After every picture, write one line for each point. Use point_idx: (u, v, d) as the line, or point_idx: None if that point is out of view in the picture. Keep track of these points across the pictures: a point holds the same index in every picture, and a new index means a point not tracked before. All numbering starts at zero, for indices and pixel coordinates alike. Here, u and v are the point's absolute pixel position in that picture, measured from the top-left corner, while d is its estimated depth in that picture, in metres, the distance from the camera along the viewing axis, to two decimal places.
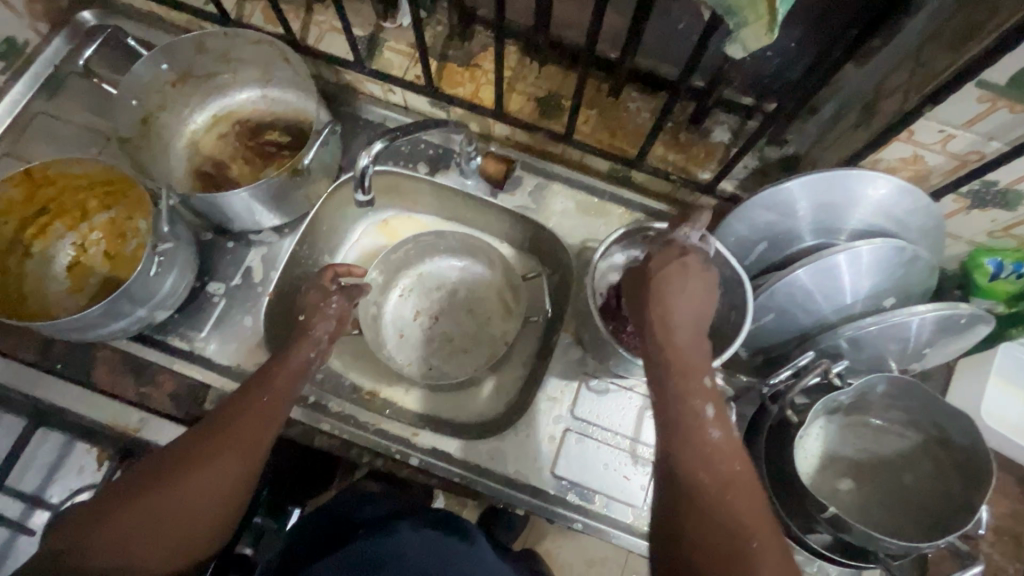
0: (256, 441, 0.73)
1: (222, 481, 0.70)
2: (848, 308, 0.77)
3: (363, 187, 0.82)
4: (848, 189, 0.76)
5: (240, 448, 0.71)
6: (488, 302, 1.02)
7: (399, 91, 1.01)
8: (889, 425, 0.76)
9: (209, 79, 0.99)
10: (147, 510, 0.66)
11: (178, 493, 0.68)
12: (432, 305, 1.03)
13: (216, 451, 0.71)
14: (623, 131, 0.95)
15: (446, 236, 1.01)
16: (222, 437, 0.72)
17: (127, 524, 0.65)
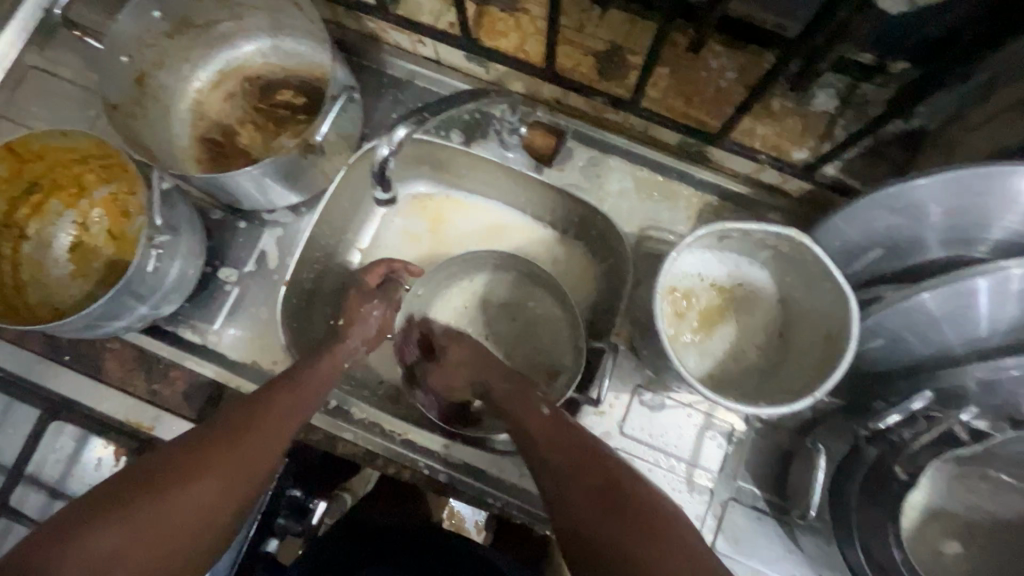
0: (264, 454, 0.64)
1: (221, 500, 0.59)
2: (983, 340, 0.61)
3: (383, 180, 0.71)
4: (997, 190, 0.58)
5: (245, 460, 0.62)
6: (546, 333, 0.89)
7: (430, 42, 0.84)
8: (1017, 483, 0.63)
9: (212, 28, 0.85)
10: (132, 527, 0.53)
11: (171, 508, 0.56)
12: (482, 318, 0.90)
13: (219, 460, 0.60)
14: (701, 98, 0.78)
15: (516, 260, 0.86)
16: (228, 445, 0.62)
17: (105, 543, 0.52)
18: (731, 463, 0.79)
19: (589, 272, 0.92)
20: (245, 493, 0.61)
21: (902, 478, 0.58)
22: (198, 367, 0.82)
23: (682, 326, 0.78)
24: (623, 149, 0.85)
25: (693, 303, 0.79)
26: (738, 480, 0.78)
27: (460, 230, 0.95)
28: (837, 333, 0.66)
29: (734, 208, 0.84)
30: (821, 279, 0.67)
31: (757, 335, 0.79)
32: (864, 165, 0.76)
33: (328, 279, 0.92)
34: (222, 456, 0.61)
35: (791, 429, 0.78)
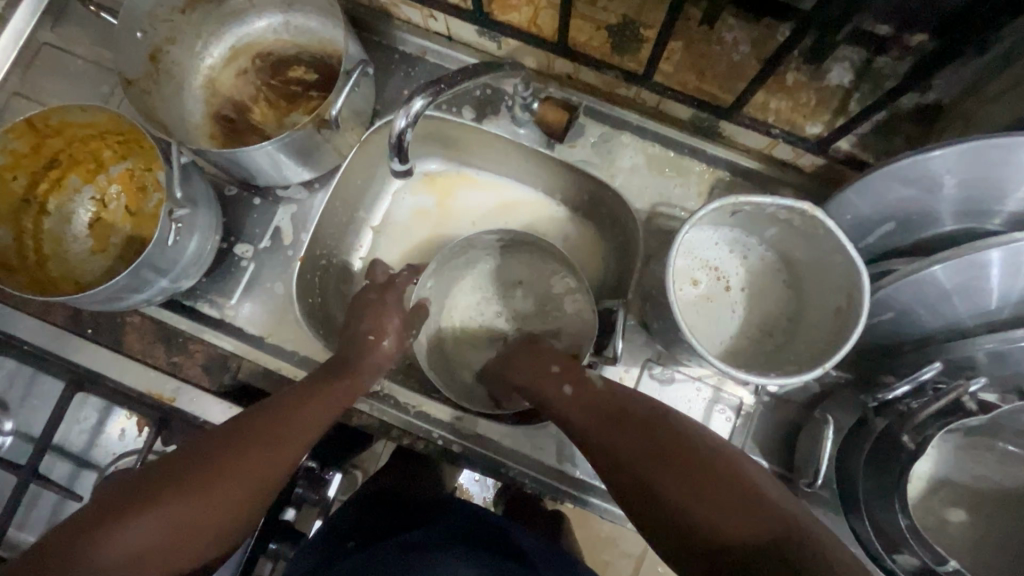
0: (289, 455, 0.64)
1: (245, 498, 0.60)
2: (994, 312, 0.62)
3: (400, 155, 0.72)
4: (1013, 161, 0.58)
5: (271, 466, 0.62)
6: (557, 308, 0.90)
7: (441, 17, 0.84)
8: (1022, 453, 0.64)
9: (224, 3, 0.85)
10: (162, 518, 0.55)
11: (199, 505, 0.57)
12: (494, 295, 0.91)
13: (244, 463, 0.60)
14: (714, 72, 0.77)
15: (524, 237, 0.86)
16: (255, 444, 0.62)
17: (137, 532, 0.54)
18: (739, 436, 0.80)
19: (599, 248, 0.93)
20: (266, 489, 0.62)
21: (909, 447, 0.59)
22: (216, 341, 0.84)
23: (692, 305, 0.79)
24: (635, 124, 0.86)
25: (702, 277, 0.80)
26: (745, 453, 0.80)
27: (472, 208, 0.95)
28: (849, 307, 0.66)
29: (746, 185, 0.84)
30: (832, 254, 0.68)
31: (769, 310, 0.79)
32: (880, 139, 0.76)
33: (341, 257, 0.93)
34: (249, 460, 0.61)
35: (800, 403, 0.80)
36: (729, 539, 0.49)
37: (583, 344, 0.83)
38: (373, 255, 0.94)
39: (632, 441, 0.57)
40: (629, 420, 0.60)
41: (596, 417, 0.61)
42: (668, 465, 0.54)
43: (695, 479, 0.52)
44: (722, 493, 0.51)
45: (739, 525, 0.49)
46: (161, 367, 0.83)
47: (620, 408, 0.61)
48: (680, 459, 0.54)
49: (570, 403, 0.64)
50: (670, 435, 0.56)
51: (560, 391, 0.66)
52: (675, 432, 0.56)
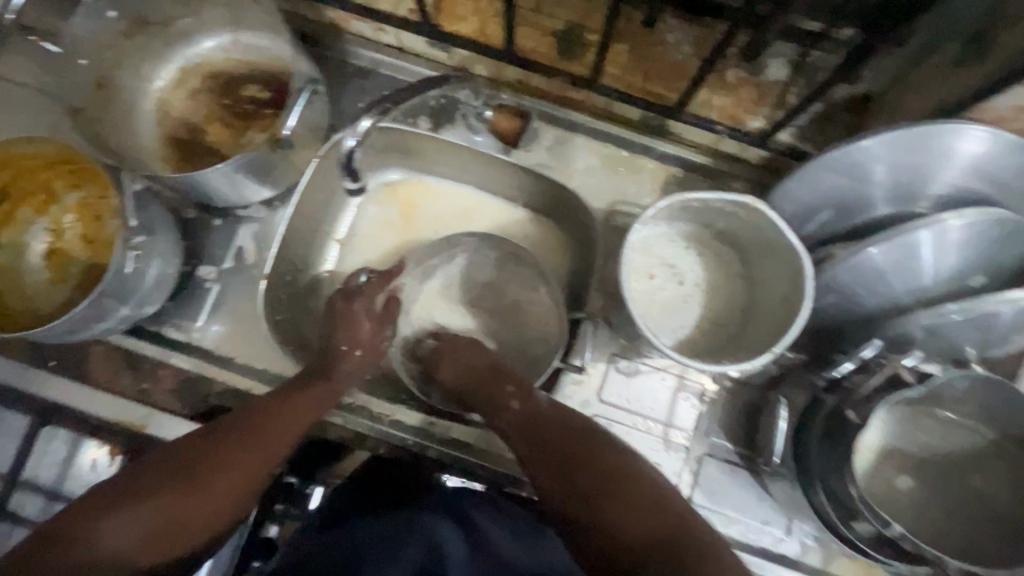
0: (275, 454, 0.67)
1: (228, 497, 0.62)
2: (925, 289, 0.65)
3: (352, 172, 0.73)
4: (932, 148, 0.62)
5: (257, 459, 0.65)
6: (524, 309, 0.92)
7: (391, 30, 0.85)
8: (961, 419, 0.68)
9: (169, 25, 0.84)
10: (156, 505, 0.58)
11: (188, 496, 0.60)
12: (463, 299, 0.93)
13: (231, 460, 0.64)
14: (658, 73, 0.80)
15: (497, 240, 0.89)
16: (241, 446, 0.65)
17: (124, 525, 0.56)
18: (704, 421, 0.83)
19: (562, 248, 0.95)
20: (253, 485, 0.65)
21: (855, 421, 0.63)
22: (184, 364, 0.84)
23: (652, 299, 0.82)
24: (587, 126, 0.88)
25: (658, 271, 0.82)
26: (711, 437, 0.83)
27: (433, 216, 0.97)
28: (794, 292, 0.70)
29: (697, 178, 0.87)
30: (777, 244, 0.71)
31: (725, 299, 0.82)
32: (818, 130, 0.79)
33: (307, 271, 0.93)
34: (237, 455, 0.64)
35: (759, 386, 0.83)
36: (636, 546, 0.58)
37: (553, 344, 0.86)
38: (339, 269, 0.95)
39: (569, 462, 0.64)
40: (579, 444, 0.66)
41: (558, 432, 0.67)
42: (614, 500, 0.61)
43: (625, 506, 0.60)
44: (642, 519, 0.59)
45: (643, 531, 0.59)
46: (130, 394, 0.83)
47: (571, 434, 0.66)
48: (617, 494, 0.61)
49: (520, 427, 0.69)
50: (603, 459, 0.64)
51: (524, 403, 0.70)
52: (616, 468, 0.63)
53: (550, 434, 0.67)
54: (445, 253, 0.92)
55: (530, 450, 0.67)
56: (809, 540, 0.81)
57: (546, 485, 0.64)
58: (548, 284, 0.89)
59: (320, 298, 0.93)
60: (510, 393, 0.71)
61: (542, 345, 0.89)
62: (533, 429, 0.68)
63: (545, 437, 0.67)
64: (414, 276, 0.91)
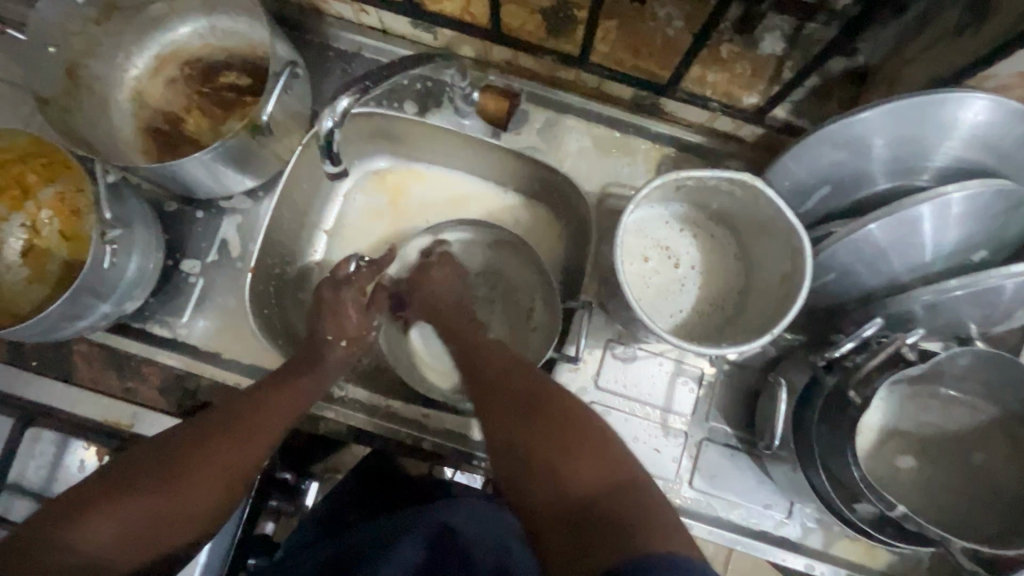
0: (262, 448, 0.66)
1: (216, 493, 0.62)
2: (926, 266, 0.64)
3: (332, 156, 0.70)
4: (934, 118, 0.60)
5: (246, 453, 0.65)
6: (518, 296, 0.90)
7: (373, 11, 0.82)
8: (963, 397, 0.66)
9: (141, 11, 0.81)
10: (142, 504, 0.57)
11: (176, 494, 0.59)
12: None
13: (219, 455, 0.63)
14: (649, 49, 0.78)
15: (489, 225, 0.86)
16: (229, 441, 0.64)
17: (110, 525, 0.55)
18: (702, 406, 0.82)
19: (555, 233, 0.94)
20: (241, 480, 0.64)
21: (856, 402, 0.62)
22: (171, 361, 0.81)
23: (647, 283, 0.80)
24: (578, 107, 0.86)
25: (653, 254, 0.80)
26: (710, 421, 0.82)
27: (421, 203, 0.94)
28: (792, 271, 0.68)
29: (692, 158, 0.85)
30: (774, 222, 0.70)
31: (722, 281, 0.81)
32: (814, 105, 0.77)
33: (295, 263, 0.91)
34: (225, 450, 0.63)
35: (758, 368, 0.82)
36: (568, 498, 0.52)
37: (548, 331, 0.84)
38: (327, 259, 0.93)
39: (517, 399, 0.62)
40: (544, 396, 0.62)
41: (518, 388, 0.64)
42: (562, 441, 0.56)
43: (568, 452, 0.55)
44: (585, 468, 0.53)
45: (596, 486, 0.52)
46: (115, 394, 0.81)
47: (521, 381, 0.65)
48: (561, 445, 0.56)
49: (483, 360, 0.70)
50: (550, 404, 0.60)
51: (485, 360, 0.70)
52: (565, 411, 0.59)
53: (495, 373, 0.67)
54: (436, 241, 0.90)
55: (478, 382, 0.68)
56: (810, 522, 0.80)
57: (480, 401, 0.66)
58: (541, 269, 0.87)
59: (309, 290, 0.91)
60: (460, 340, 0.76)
61: (537, 332, 0.87)
62: (483, 368, 0.69)
63: (497, 371, 0.67)
64: (404, 265, 0.89)
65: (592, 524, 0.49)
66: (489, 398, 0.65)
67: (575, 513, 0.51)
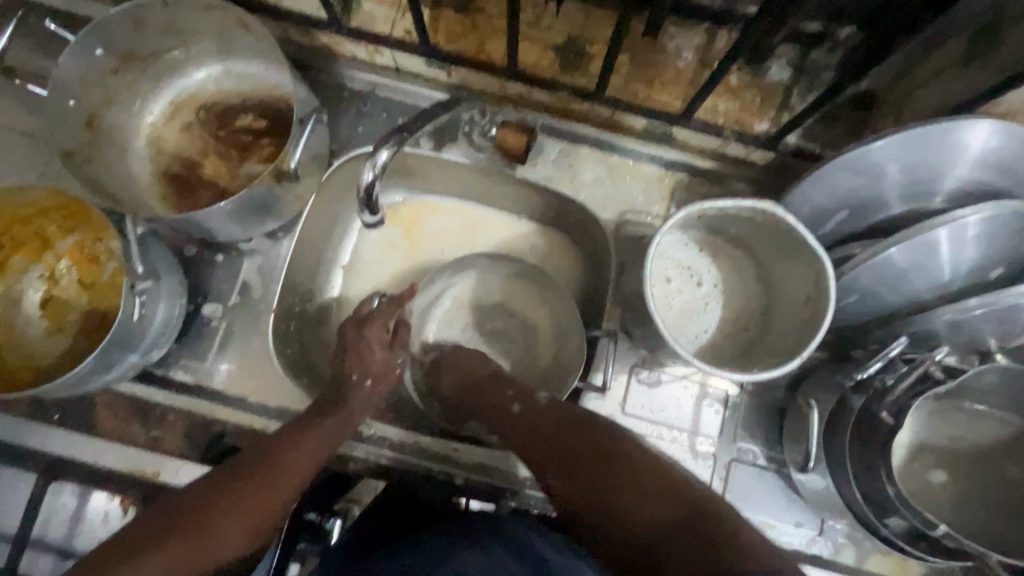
0: (290, 490, 0.66)
1: (245, 538, 0.62)
2: (946, 285, 0.66)
3: (369, 207, 0.73)
4: (945, 143, 0.63)
5: (275, 494, 0.65)
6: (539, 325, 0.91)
7: (388, 51, 0.84)
8: (989, 410, 0.68)
9: (157, 58, 0.82)
10: (171, 556, 0.56)
11: (207, 541, 0.59)
12: (476, 317, 0.92)
13: (248, 501, 0.63)
14: (661, 81, 0.80)
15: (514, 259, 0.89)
16: (256, 485, 0.64)
17: None
18: (729, 427, 0.83)
19: (573, 259, 0.95)
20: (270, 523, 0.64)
21: (889, 421, 0.63)
22: (195, 407, 0.80)
23: (669, 308, 0.81)
24: (591, 137, 0.87)
25: (673, 281, 0.82)
26: (737, 442, 0.83)
27: (437, 234, 0.95)
28: (816, 294, 0.70)
29: (706, 183, 0.87)
30: (795, 246, 0.71)
31: (742, 302, 0.83)
32: (824, 129, 0.79)
33: (314, 300, 0.91)
34: (254, 494, 0.63)
35: (782, 387, 0.83)
36: (652, 536, 0.54)
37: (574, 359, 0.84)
38: (347, 295, 0.93)
39: (566, 440, 0.63)
40: (585, 431, 0.63)
41: (561, 423, 0.65)
42: (612, 489, 0.57)
43: (636, 485, 0.57)
44: (655, 504, 0.55)
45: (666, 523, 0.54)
46: (139, 442, 0.79)
47: (568, 421, 0.65)
48: (640, 481, 0.57)
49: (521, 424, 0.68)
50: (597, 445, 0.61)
51: (526, 404, 0.70)
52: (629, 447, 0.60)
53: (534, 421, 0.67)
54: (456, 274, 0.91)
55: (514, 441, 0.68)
56: (841, 538, 0.81)
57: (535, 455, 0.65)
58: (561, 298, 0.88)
59: (329, 326, 0.91)
60: (511, 397, 0.72)
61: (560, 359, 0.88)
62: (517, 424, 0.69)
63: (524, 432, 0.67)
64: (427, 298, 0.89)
65: (716, 539, 0.51)
66: (529, 438, 0.66)
67: (653, 549, 0.53)
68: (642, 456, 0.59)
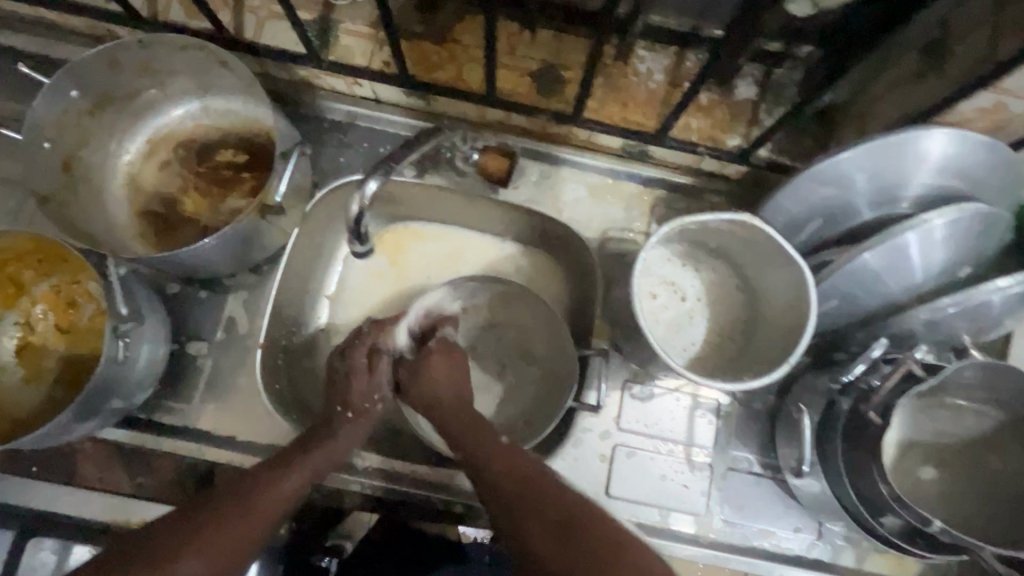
0: (258, 527, 0.63)
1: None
2: (921, 286, 0.68)
3: (358, 240, 0.79)
4: (906, 152, 0.66)
5: (240, 529, 0.61)
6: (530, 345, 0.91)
7: (366, 83, 0.85)
8: (970, 405, 0.70)
9: (134, 98, 0.81)
10: None
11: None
12: (465, 342, 0.91)
13: (209, 537, 0.60)
14: (636, 103, 0.83)
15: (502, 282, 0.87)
16: (220, 519, 0.61)
17: None
18: (723, 436, 0.84)
19: (559, 278, 0.96)
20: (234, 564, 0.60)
21: (877, 422, 0.65)
22: (182, 449, 0.78)
23: (657, 322, 0.83)
24: (570, 158, 0.90)
25: (659, 296, 0.83)
26: (732, 451, 0.83)
27: (422, 261, 0.94)
28: (799, 301, 0.71)
29: (684, 198, 0.89)
30: (774, 254, 0.73)
31: (727, 314, 0.84)
32: (792, 142, 0.83)
33: (302, 332, 0.90)
34: (216, 530, 0.60)
35: (771, 393, 0.84)
36: None
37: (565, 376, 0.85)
38: (334, 326, 0.92)
39: (513, 495, 0.61)
40: (539, 488, 0.61)
41: (522, 480, 0.62)
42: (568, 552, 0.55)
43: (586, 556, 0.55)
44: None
45: None
46: (125, 490, 0.77)
47: (522, 473, 0.62)
48: (578, 554, 0.55)
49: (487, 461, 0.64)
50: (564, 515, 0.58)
51: (491, 443, 0.66)
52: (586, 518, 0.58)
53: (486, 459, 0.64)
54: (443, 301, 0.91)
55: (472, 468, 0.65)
56: (839, 540, 0.82)
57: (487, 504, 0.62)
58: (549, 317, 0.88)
59: (317, 358, 0.90)
60: (454, 434, 0.69)
61: (552, 377, 0.88)
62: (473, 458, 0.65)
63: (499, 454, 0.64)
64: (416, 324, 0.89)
65: None
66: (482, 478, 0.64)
67: None
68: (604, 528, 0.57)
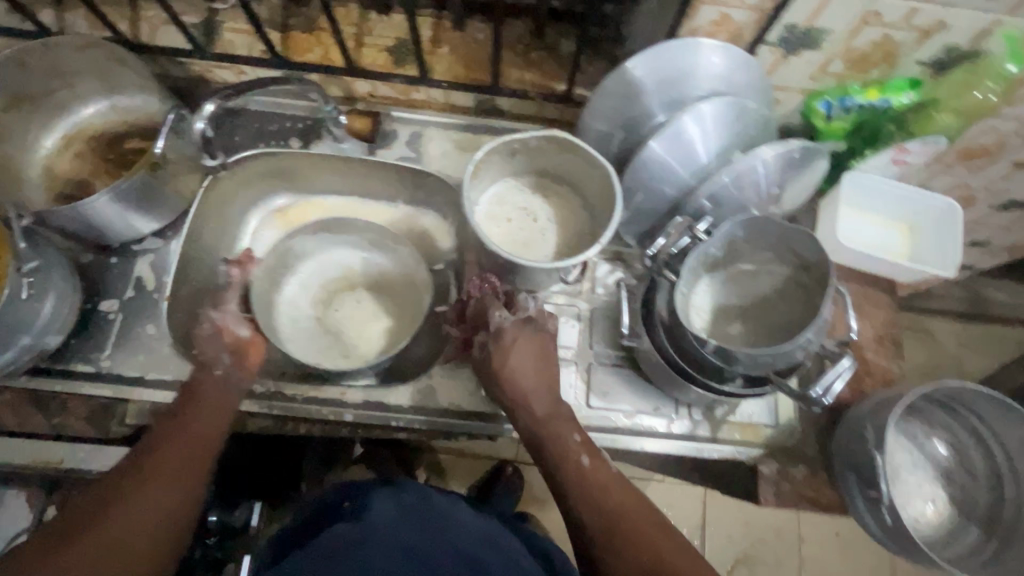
0: (203, 463, 0.73)
1: (160, 510, 0.68)
2: (705, 168, 0.82)
3: (209, 152, 0.87)
4: (670, 59, 0.82)
5: (179, 473, 0.70)
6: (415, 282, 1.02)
7: (251, 70, 1.00)
8: (759, 264, 0.85)
9: (46, 98, 0.95)
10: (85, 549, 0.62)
11: (114, 523, 0.65)
12: (357, 294, 0.99)
13: (153, 481, 0.69)
14: (476, 63, 0.99)
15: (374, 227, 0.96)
16: (162, 469, 0.70)
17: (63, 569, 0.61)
18: (585, 335, 0.95)
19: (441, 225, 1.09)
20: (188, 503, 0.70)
21: (675, 278, 0.78)
22: (97, 392, 0.88)
23: (510, 241, 0.95)
24: (434, 118, 1.04)
25: (513, 220, 0.96)
26: (594, 347, 0.95)
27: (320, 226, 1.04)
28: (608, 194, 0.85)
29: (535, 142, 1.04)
30: (588, 162, 0.87)
31: (575, 230, 0.96)
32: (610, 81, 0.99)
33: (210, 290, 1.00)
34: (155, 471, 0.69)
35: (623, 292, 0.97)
36: None
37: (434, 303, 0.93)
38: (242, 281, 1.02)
39: (577, 484, 0.74)
40: (588, 479, 0.74)
41: (581, 490, 0.73)
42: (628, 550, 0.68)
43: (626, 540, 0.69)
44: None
45: None
46: (44, 431, 0.90)
47: (603, 473, 0.75)
48: (642, 537, 0.69)
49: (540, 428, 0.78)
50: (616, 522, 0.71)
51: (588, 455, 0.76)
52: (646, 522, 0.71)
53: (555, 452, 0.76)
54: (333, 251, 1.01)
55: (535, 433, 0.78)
56: (697, 415, 0.92)
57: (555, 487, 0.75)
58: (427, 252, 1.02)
59: None
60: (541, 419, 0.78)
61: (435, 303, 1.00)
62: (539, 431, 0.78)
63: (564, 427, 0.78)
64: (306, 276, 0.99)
65: None
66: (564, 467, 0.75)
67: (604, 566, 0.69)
68: (645, 516, 0.72)
